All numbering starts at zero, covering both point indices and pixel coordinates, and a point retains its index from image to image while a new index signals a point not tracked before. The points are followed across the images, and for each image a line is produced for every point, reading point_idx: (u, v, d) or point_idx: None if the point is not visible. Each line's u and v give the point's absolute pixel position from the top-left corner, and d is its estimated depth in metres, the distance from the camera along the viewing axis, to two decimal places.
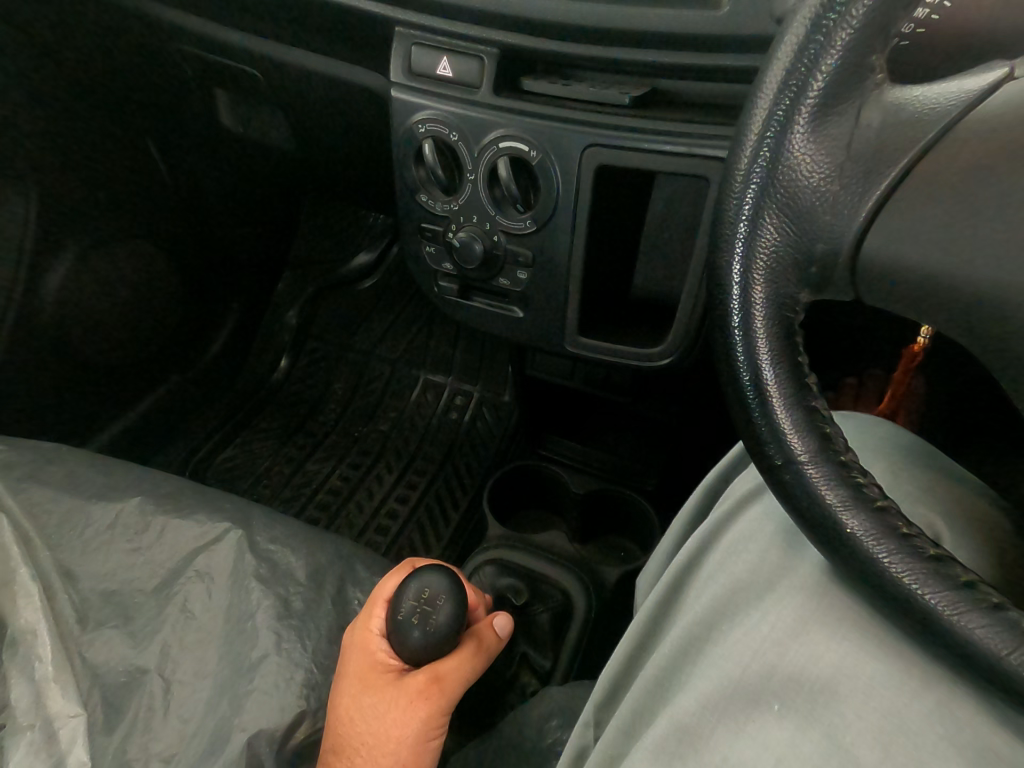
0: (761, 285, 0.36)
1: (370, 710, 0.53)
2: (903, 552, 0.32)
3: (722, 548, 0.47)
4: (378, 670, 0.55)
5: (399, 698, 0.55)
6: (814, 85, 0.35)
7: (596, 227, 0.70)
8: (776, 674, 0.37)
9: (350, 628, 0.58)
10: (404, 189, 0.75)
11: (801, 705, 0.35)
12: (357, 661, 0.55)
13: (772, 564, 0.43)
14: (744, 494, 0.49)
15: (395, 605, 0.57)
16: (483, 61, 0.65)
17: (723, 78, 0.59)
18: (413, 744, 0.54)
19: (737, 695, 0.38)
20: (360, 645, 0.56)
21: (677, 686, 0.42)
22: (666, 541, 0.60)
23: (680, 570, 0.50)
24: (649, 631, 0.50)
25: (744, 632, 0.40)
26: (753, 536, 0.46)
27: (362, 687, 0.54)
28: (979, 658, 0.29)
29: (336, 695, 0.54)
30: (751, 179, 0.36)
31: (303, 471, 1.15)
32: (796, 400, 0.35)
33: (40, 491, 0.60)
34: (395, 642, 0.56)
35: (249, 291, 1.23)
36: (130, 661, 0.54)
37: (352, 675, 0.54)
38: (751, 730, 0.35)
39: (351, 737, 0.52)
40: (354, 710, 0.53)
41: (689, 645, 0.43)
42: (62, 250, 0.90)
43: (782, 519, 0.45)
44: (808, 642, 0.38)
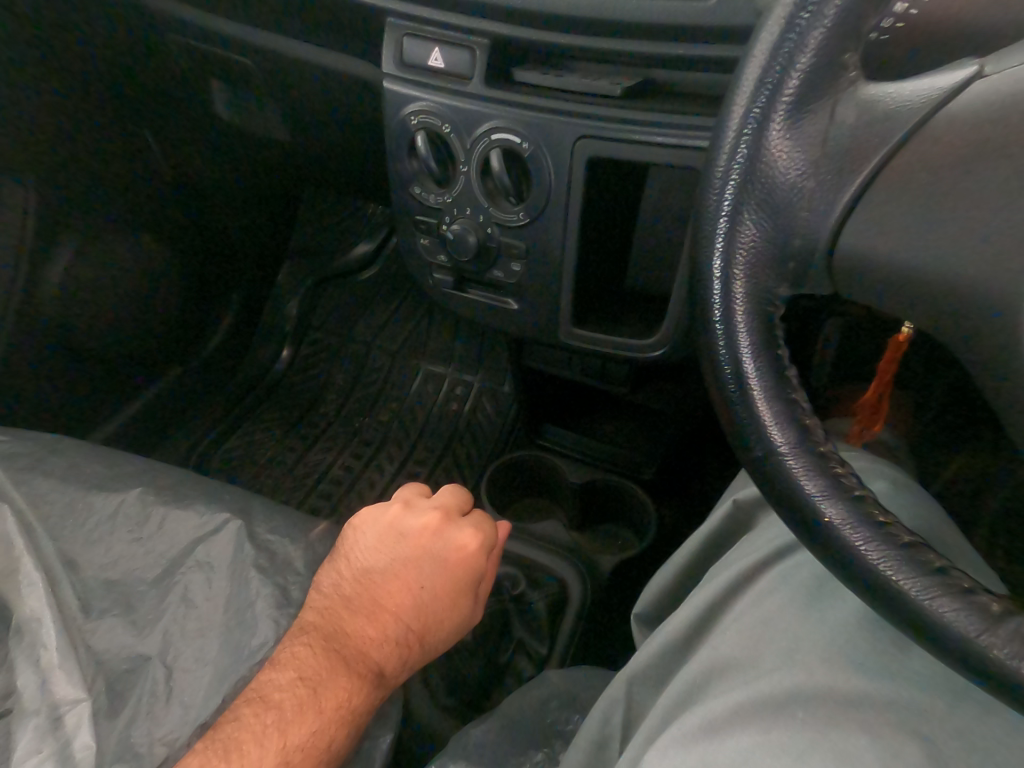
0: (740, 280, 0.37)
1: (350, 641, 0.56)
2: (879, 540, 0.32)
3: (754, 589, 0.48)
4: (380, 610, 0.59)
5: (368, 665, 0.56)
6: (791, 81, 0.35)
7: (590, 217, 0.70)
8: (804, 689, 0.39)
9: (405, 509, 0.66)
10: (399, 180, 0.75)
11: (821, 711, 0.37)
12: (383, 563, 0.62)
13: (812, 601, 0.44)
14: (777, 540, 0.50)
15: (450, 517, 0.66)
16: (475, 51, 0.64)
17: (709, 67, 0.59)
18: (340, 723, 0.52)
19: (765, 705, 0.39)
20: (402, 544, 0.63)
21: (704, 694, 0.43)
22: (677, 556, 0.61)
23: (716, 594, 0.50)
24: (670, 648, 0.50)
25: (782, 655, 0.42)
26: (786, 577, 0.47)
27: (362, 605, 0.59)
28: (954, 642, 0.30)
29: (345, 565, 0.61)
30: (729, 176, 0.37)
31: (306, 460, 1.17)
32: (776, 391, 0.36)
33: (42, 482, 0.62)
34: (408, 601, 0.61)
35: (247, 281, 1.23)
36: (132, 649, 0.56)
37: (366, 579, 0.61)
38: (777, 732, 0.37)
39: (327, 639, 0.55)
40: (343, 625, 0.57)
41: (718, 663, 0.44)
42: (63, 242, 0.91)
43: (809, 573, 0.46)
44: (836, 667, 0.39)
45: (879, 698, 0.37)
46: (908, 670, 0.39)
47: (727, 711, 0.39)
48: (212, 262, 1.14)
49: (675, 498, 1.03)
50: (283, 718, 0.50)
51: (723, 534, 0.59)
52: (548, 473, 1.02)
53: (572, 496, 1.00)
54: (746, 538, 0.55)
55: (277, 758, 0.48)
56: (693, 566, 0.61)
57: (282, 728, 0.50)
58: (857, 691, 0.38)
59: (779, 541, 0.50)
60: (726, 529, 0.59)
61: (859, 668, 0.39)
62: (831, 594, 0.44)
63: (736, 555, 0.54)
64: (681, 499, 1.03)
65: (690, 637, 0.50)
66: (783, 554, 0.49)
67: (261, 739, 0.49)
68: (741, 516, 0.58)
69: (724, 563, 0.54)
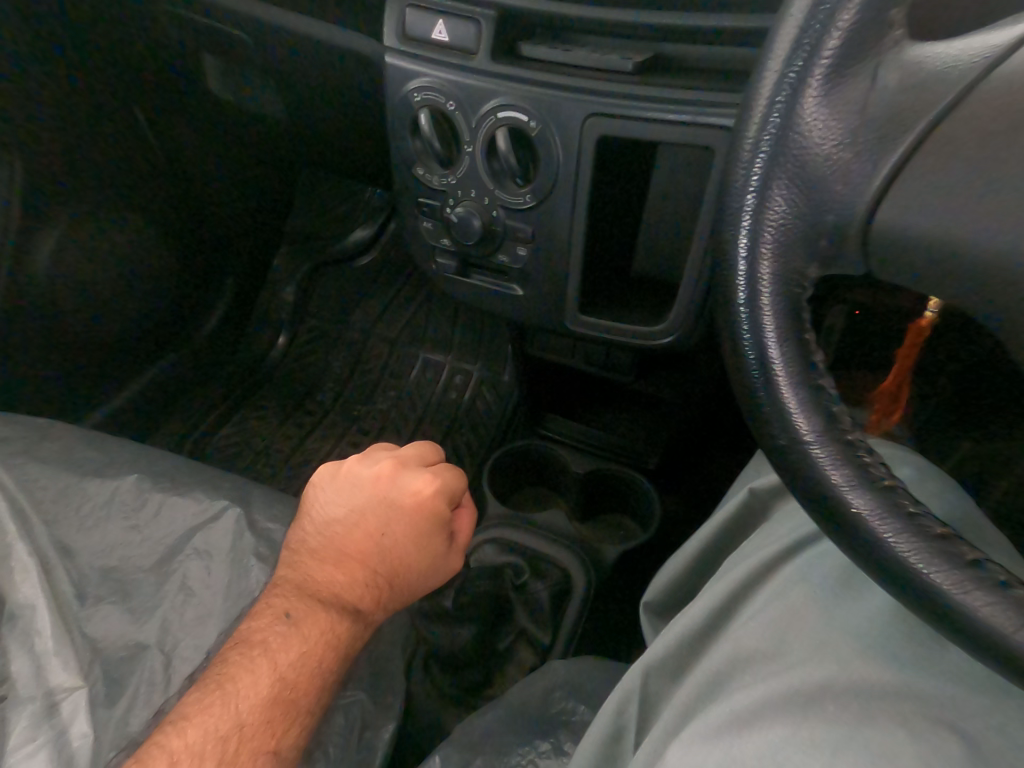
0: (768, 258, 0.35)
1: (322, 585, 0.55)
2: (909, 531, 0.31)
3: (775, 580, 0.47)
4: (347, 558, 0.57)
5: (344, 603, 0.55)
6: (829, 42, 0.33)
7: (598, 200, 0.68)
8: (836, 682, 0.38)
9: (359, 459, 0.61)
10: (401, 161, 0.72)
11: (852, 706, 0.36)
12: (343, 513, 0.58)
13: (840, 595, 0.43)
14: (798, 533, 0.50)
15: (405, 468, 0.60)
16: (481, 24, 0.62)
17: (727, 41, 0.56)
18: (327, 648, 0.52)
19: (795, 698, 0.37)
20: (358, 493, 0.59)
21: (728, 687, 0.42)
22: (690, 546, 0.60)
23: (737, 585, 0.49)
24: (687, 640, 0.49)
25: (811, 648, 0.41)
26: (810, 570, 0.46)
27: (329, 554, 0.57)
28: (988, 636, 0.29)
29: (309, 521, 0.59)
30: (760, 148, 0.35)
31: (303, 448, 1.15)
32: (802, 377, 0.34)
33: (33, 467, 0.60)
34: (372, 546, 0.57)
35: (243, 266, 1.20)
36: (130, 637, 0.54)
37: (330, 531, 0.58)
38: (808, 728, 0.35)
39: (300, 586, 0.55)
40: (312, 573, 0.56)
41: (743, 654, 0.43)
42: (52, 220, 0.88)
43: (834, 566, 0.46)
44: (869, 659, 0.39)
45: (901, 692, 0.36)
46: (927, 662, 0.38)
47: (753, 706, 0.38)
48: (207, 245, 1.12)
49: (679, 488, 1.03)
50: (269, 649, 0.50)
51: (739, 523, 0.58)
52: (550, 463, 1.01)
53: (576, 486, 0.99)
54: (761, 529, 0.54)
55: (271, 678, 0.49)
56: (705, 555, 0.60)
57: (271, 656, 0.50)
58: (888, 684, 0.37)
59: (800, 532, 0.50)
60: (740, 518, 0.58)
61: (883, 660, 0.38)
62: (855, 589, 0.43)
63: (754, 546, 0.53)
64: (683, 490, 1.03)
65: (708, 628, 0.49)
66: (806, 546, 0.48)
67: (252, 667, 0.49)
68: (757, 505, 0.57)
69: (740, 554, 0.53)
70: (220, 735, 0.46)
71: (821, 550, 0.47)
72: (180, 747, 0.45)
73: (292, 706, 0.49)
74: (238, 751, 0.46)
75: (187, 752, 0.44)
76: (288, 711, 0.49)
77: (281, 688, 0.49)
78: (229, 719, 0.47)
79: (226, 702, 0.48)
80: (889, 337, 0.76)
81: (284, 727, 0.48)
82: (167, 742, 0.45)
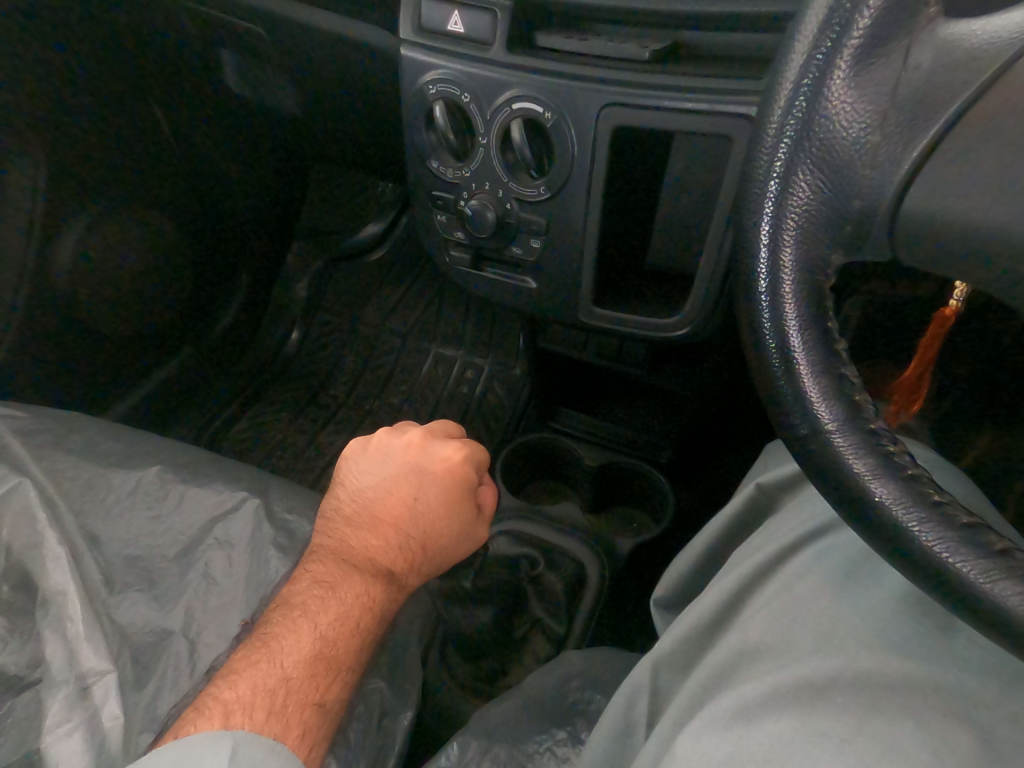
0: (790, 245, 0.35)
1: (357, 551, 0.57)
2: (934, 520, 0.31)
3: (784, 572, 0.47)
4: (381, 523, 0.59)
5: (378, 568, 0.56)
6: (861, 20, 0.32)
7: (613, 192, 0.68)
8: (844, 674, 0.37)
9: (389, 431, 0.64)
10: (415, 154, 0.72)
11: (858, 700, 0.36)
12: (376, 481, 0.61)
13: (850, 586, 0.43)
14: (809, 528, 0.49)
15: (433, 437, 0.62)
16: (497, 14, 0.61)
17: (747, 27, 0.55)
18: (364, 611, 0.54)
19: (801, 691, 0.37)
20: (389, 462, 0.61)
21: (735, 679, 0.42)
22: (700, 542, 0.60)
23: (745, 577, 0.49)
24: (696, 633, 0.49)
25: (822, 641, 0.40)
26: (819, 562, 0.46)
27: (364, 520, 0.59)
28: (1014, 626, 0.28)
29: (343, 490, 0.62)
30: (785, 130, 0.34)
31: (318, 441, 1.17)
32: (824, 367, 0.34)
33: (61, 458, 0.62)
34: (405, 511, 0.59)
35: (258, 261, 1.22)
36: (156, 624, 0.56)
37: (363, 498, 0.60)
38: (818, 720, 0.35)
39: (334, 554, 0.56)
40: (347, 540, 0.57)
41: (748, 649, 0.43)
42: (76, 219, 0.90)
43: (844, 557, 0.45)
44: (880, 651, 0.38)
45: (919, 685, 0.36)
46: (948, 653, 0.38)
47: (762, 695, 0.38)
48: (223, 241, 1.13)
49: (692, 481, 1.02)
50: (308, 611, 0.52)
51: (749, 516, 0.58)
52: (562, 457, 1.02)
53: (588, 479, 0.99)
54: (771, 522, 0.54)
55: (311, 638, 0.50)
56: (714, 551, 0.59)
57: (310, 618, 0.51)
58: (904, 674, 0.37)
59: (814, 523, 0.49)
60: (749, 513, 0.58)
61: (896, 651, 0.38)
62: (873, 580, 0.43)
63: (760, 541, 0.52)
64: (696, 484, 1.02)
65: (716, 621, 0.49)
66: (818, 539, 0.48)
67: (292, 628, 0.51)
68: (766, 500, 0.57)
69: (749, 547, 0.53)
70: (268, 688, 0.47)
71: (830, 543, 0.47)
72: (232, 698, 0.45)
73: (333, 662, 0.51)
74: (286, 702, 0.47)
75: (239, 703, 0.45)
76: (330, 666, 0.50)
77: (322, 646, 0.50)
78: (275, 673, 0.48)
79: (270, 659, 0.49)
80: (909, 326, 0.74)
81: (327, 683, 0.50)
82: (219, 694, 0.46)
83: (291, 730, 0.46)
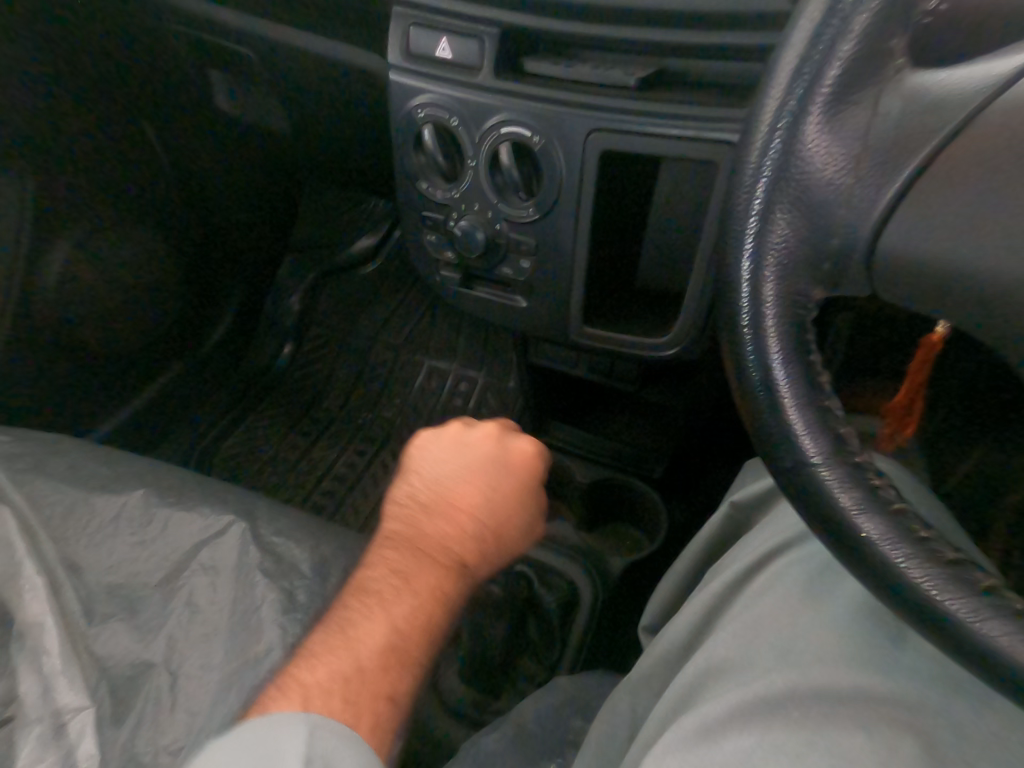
0: (771, 281, 0.35)
1: (433, 542, 0.55)
2: (919, 556, 0.31)
3: (751, 587, 0.47)
4: (456, 512, 0.56)
5: (452, 559, 0.55)
6: (830, 72, 0.34)
7: (601, 213, 0.68)
8: (800, 688, 0.38)
9: (464, 424, 0.61)
10: (404, 175, 0.73)
11: (816, 708, 0.36)
12: (452, 471, 0.58)
13: (810, 599, 0.44)
14: (776, 543, 0.49)
15: (510, 432, 0.61)
16: (484, 41, 0.62)
17: (733, 55, 0.57)
18: (436, 604, 0.52)
19: (759, 706, 0.37)
20: (466, 454, 0.59)
21: (700, 698, 0.42)
22: (683, 562, 0.60)
23: (715, 595, 0.49)
24: (673, 653, 0.49)
25: (784, 656, 0.41)
26: (783, 575, 0.46)
27: (439, 509, 0.57)
28: (1003, 666, 0.28)
29: (416, 478, 0.59)
30: (762, 172, 0.36)
31: (311, 456, 1.16)
32: (810, 401, 0.34)
33: (42, 484, 0.61)
34: (483, 501, 0.57)
35: (250, 276, 1.21)
36: (136, 655, 0.54)
37: (437, 485, 0.58)
38: (773, 734, 0.35)
39: (410, 543, 0.55)
40: (421, 531, 0.56)
41: (713, 665, 0.43)
42: (61, 236, 0.89)
43: (806, 570, 0.46)
44: (837, 665, 0.39)
45: (908, 721, 0.36)
46: (935, 685, 0.38)
47: (723, 711, 0.38)
48: (214, 258, 1.13)
49: (685, 497, 1.01)
50: (384, 600, 0.51)
51: (726, 535, 0.58)
52: (555, 475, 1.02)
53: (581, 496, 0.99)
54: (744, 539, 0.54)
55: (387, 628, 0.49)
56: (697, 572, 0.59)
57: (386, 608, 0.50)
58: (893, 709, 0.37)
59: (782, 538, 0.49)
60: (727, 531, 0.58)
61: (879, 676, 0.38)
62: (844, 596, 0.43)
63: (732, 558, 0.53)
64: (693, 499, 1.00)
65: (690, 642, 0.49)
66: (783, 552, 0.48)
67: (368, 615, 0.50)
68: (742, 517, 0.57)
69: (723, 564, 0.53)
70: (343, 675, 0.46)
71: (795, 559, 0.47)
72: (311, 682, 0.45)
73: (406, 655, 0.49)
74: (360, 692, 0.45)
75: (318, 688, 0.44)
76: (403, 659, 0.48)
77: (395, 638, 0.49)
78: (350, 661, 0.46)
79: (347, 647, 0.47)
80: (894, 343, 0.74)
81: (400, 678, 0.47)
82: (299, 675, 0.45)
83: (362, 720, 0.44)
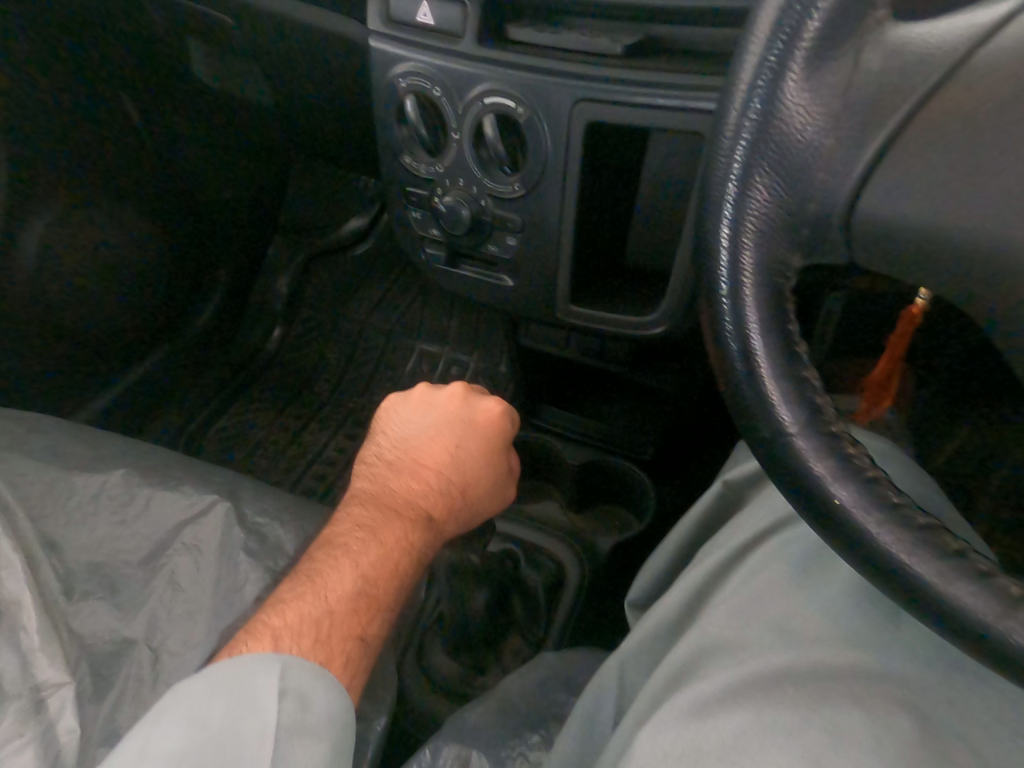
0: (750, 248, 0.34)
1: (399, 496, 0.57)
2: (892, 522, 0.31)
3: (744, 567, 0.48)
4: (423, 468, 0.59)
5: (418, 512, 0.57)
6: (812, 22, 0.32)
7: (588, 190, 0.67)
8: (795, 666, 0.38)
9: (430, 384, 0.64)
10: (387, 148, 0.71)
11: (811, 687, 0.37)
12: (418, 428, 0.62)
13: (804, 580, 0.44)
14: (767, 523, 0.50)
15: (476, 393, 0.63)
16: (466, 4, 0.60)
17: (724, 24, 0.55)
18: (403, 553, 0.53)
19: (754, 684, 0.38)
20: (432, 413, 0.62)
21: (693, 675, 0.42)
22: (672, 541, 0.60)
23: (707, 576, 0.49)
24: (663, 632, 0.49)
25: (777, 635, 0.41)
26: (776, 556, 0.46)
27: (406, 465, 0.60)
28: (968, 627, 0.29)
29: (385, 437, 0.63)
30: (741, 133, 0.34)
31: (302, 439, 1.15)
32: (785, 370, 0.34)
33: (20, 462, 0.60)
34: (448, 457, 0.60)
35: (236, 257, 1.19)
36: (119, 633, 0.54)
37: (405, 444, 0.62)
38: (770, 712, 0.36)
39: (377, 499, 0.57)
40: (389, 485, 0.58)
41: (706, 644, 0.43)
42: (37, 212, 0.86)
43: (799, 551, 0.46)
44: (831, 643, 0.39)
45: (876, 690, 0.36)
46: (905, 657, 0.38)
47: (718, 689, 0.39)
48: (197, 236, 1.10)
49: (675, 479, 1.01)
50: (351, 551, 0.51)
51: (717, 514, 0.59)
52: (544, 456, 1.02)
53: (571, 478, 0.99)
54: (735, 518, 0.54)
55: (355, 578, 0.49)
56: (685, 551, 0.60)
57: (353, 557, 0.50)
58: (863, 679, 0.37)
59: (772, 520, 0.50)
60: (718, 510, 0.58)
61: (851, 648, 0.39)
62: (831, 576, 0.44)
63: (723, 538, 0.53)
64: (680, 482, 1.02)
65: (680, 620, 0.49)
66: (776, 533, 0.48)
67: (337, 566, 0.49)
68: (734, 497, 0.57)
69: (714, 543, 0.53)
70: (313, 618, 0.45)
71: (786, 539, 0.47)
72: (281, 625, 0.44)
73: (376, 600, 0.49)
74: (330, 633, 0.45)
75: (287, 628, 0.44)
76: (373, 603, 0.49)
77: (365, 584, 0.49)
78: (320, 605, 0.46)
79: (317, 591, 0.47)
80: (888, 322, 0.73)
81: (369, 620, 0.48)
82: (269, 620, 0.45)
83: (333, 660, 0.44)
